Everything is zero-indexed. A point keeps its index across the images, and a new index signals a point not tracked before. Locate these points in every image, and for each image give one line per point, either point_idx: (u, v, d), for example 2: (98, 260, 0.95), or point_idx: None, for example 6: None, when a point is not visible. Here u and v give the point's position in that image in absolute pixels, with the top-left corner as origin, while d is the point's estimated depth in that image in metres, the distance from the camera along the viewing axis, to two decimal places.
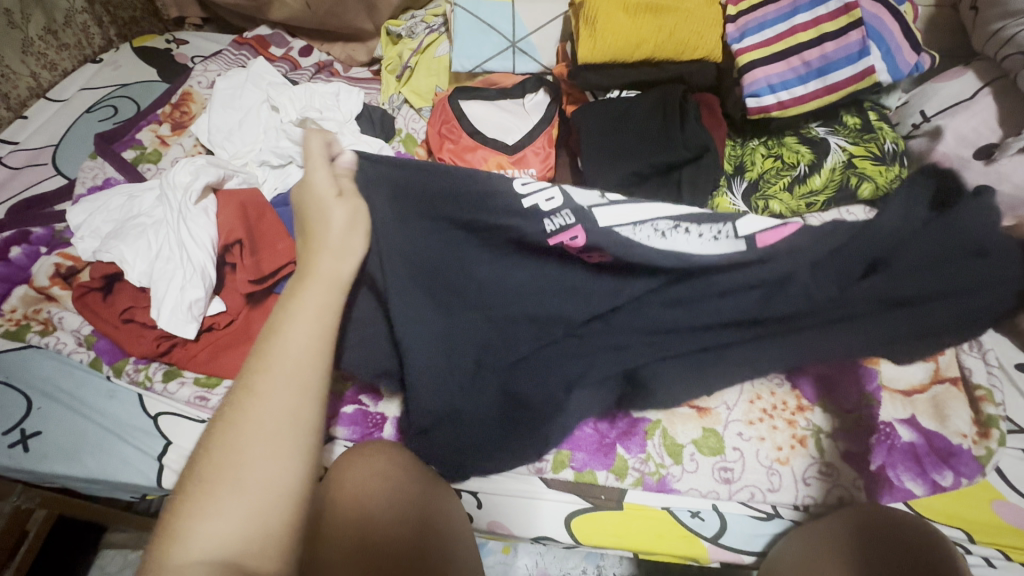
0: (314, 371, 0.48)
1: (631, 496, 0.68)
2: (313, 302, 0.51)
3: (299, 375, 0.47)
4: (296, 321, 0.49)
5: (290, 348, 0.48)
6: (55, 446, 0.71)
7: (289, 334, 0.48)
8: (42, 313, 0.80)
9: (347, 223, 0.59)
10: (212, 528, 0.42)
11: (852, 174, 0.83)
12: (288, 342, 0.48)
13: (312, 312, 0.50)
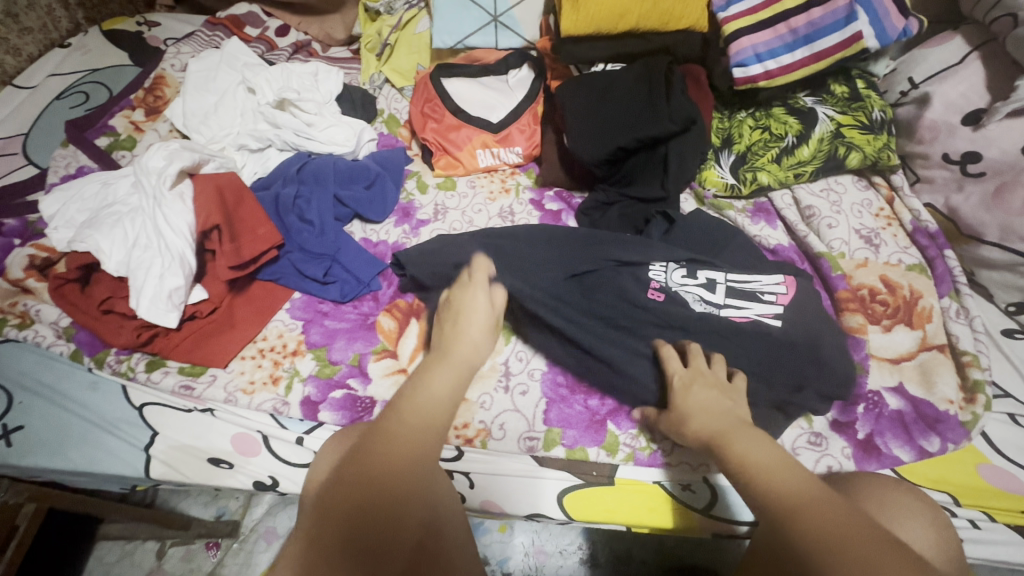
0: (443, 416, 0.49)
1: (622, 472, 0.68)
2: (450, 370, 0.54)
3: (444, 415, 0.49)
4: (424, 386, 0.51)
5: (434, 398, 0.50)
6: (38, 441, 0.70)
7: (437, 381, 0.52)
8: (18, 306, 0.78)
9: (484, 324, 0.61)
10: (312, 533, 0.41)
11: (840, 144, 0.83)
12: (439, 387, 0.51)
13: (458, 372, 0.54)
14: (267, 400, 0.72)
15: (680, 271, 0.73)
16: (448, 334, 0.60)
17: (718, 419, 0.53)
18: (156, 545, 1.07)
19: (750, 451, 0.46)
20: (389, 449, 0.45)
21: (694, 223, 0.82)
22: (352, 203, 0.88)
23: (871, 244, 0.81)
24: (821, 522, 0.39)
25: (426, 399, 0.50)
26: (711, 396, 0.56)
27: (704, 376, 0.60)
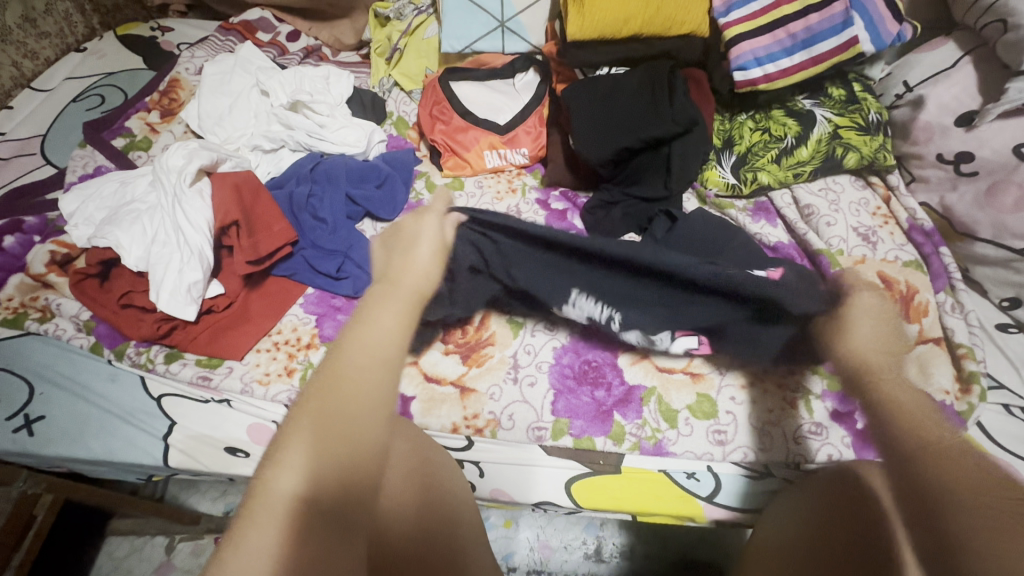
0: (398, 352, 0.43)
1: (628, 460, 0.69)
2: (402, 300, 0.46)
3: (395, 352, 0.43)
4: (385, 309, 0.45)
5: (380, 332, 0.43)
6: (59, 431, 0.72)
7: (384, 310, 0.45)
8: (39, 300, 0.80)
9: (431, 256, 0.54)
10: (295, 492, 0.37)
11: (838, 145, 0.86)
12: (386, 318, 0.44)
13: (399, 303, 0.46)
14: (282, 391, 0.74)
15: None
16: (390, 264, 0.52)
17: (878, 350, 0.53)
18: (166, 540, 1.09)
19: (896, 392, 0.49)
20: (352, 391, 0.40)
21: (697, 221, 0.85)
22: (363, 202, 0.91)
23: (868, 241, 0.83)
24: (967, 477, 0.44)
25: (389, 323, 0.44)
26: (880, 329, 0.56)
27: (866, 308, 0.58)
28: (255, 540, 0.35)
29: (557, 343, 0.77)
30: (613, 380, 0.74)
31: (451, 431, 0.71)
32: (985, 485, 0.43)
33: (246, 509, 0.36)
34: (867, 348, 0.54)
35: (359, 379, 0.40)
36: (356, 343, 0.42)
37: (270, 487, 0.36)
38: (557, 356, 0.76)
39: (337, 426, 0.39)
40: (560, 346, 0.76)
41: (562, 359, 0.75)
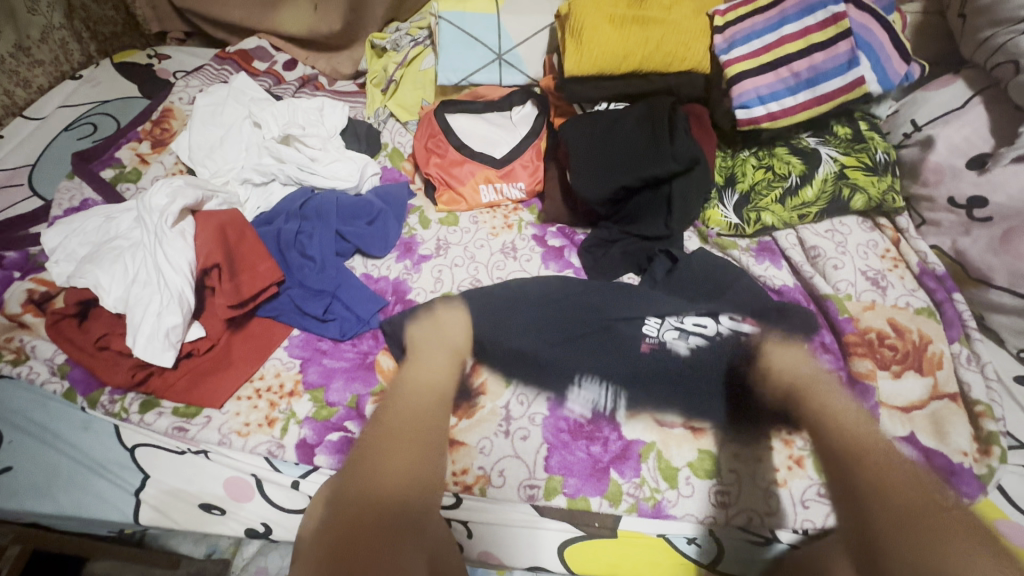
0: (432, 389, 0.71)
1: (625, 523, 0.65)
2: (428, 358, 0.74)
3: (426, 388, 0.71)
4: (423, 362, 0.74)
5: (418, 380, 0.72)
6: (27, 483, 0.68)
7: (423, 364, 0.74)
8: (13, 342, 0.77)
9: (456, 331, 0.76)
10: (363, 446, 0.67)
11: (844, 185, 0.83)
12: (423, 371, 0.73)
13: (432, 356, 0.75)
14: (262, 442, 0.70)
15: (671, 330, 0.73)
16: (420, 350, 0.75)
17: (806, 372, 0.70)
18: None
19: (837, 404, 0.67)
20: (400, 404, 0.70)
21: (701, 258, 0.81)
22: (353, 238, 0.88)
23: (877, 286, 0.80)
24: (899, 502, 0.55)
25: (423, 374, 0.73)
26: (789, 362, 0.70)
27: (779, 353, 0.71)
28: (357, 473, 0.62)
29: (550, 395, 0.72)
30: (610, 436, 0.69)
31: None
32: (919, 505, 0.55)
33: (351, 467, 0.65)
34: (790, 371, 0.70)
35: (407, 401, 0.70)
36: (412, 376, 0.73)
37: (348, 474, 0.62)
38: (551, 408, 0.71)
39: (382, 420, 0.68)
40: (554, 398, 0.72)
41: (557, 412, 0.71)
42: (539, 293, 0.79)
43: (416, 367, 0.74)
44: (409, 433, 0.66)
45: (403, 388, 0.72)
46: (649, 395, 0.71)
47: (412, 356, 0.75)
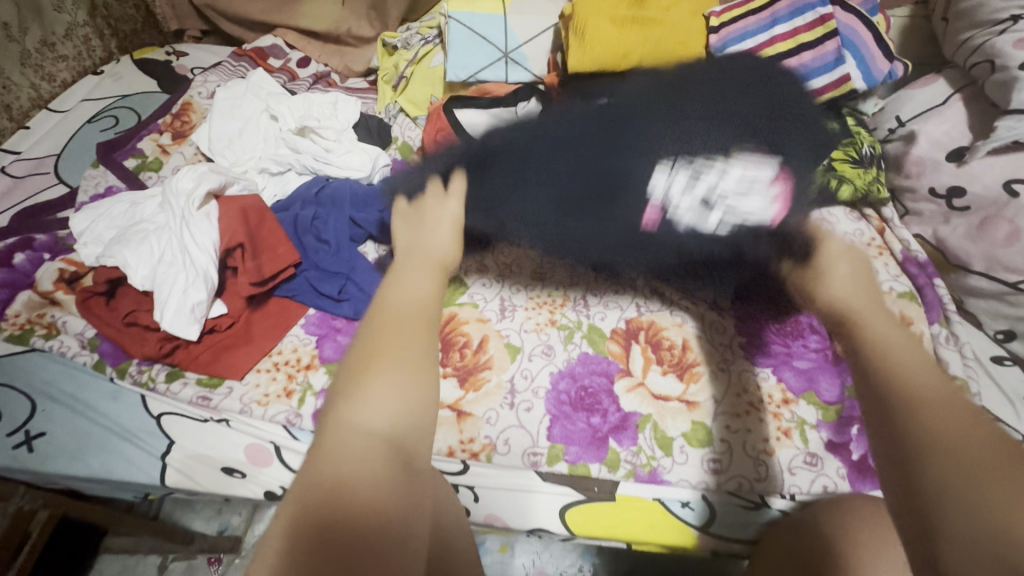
0: (431, 304, 0.57)
1: (623, 488, 0.69)
2: (417, 271, 0.61)
3: (426, 301, 0.56)
4: (415, 272, 0.60)
5: (407, 296, 0.56)
6: (59, 447, 0.73)
7: (412, 283, 0.58)
8: (46, 317, 0.82)
9: (448, 220, 0.66)
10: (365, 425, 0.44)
11: (833, 177, 0.86)
12: (411, 289, 0.57)
13: (420, 273, 0.60)
14: (281, 412, 0.74)
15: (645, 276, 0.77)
16: (413, 240, 0.66)
17: (858, 296, 0.54)
18: (159, 560, 1.10)
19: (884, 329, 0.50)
20: (404, 297, 0.56)
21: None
22: (366, 225, 0.92)
23: None
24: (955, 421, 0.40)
25: (417, 285, 0.58)
26: (858, 278, 0.56)
27: (836, 245, 0.60)
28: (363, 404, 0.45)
29: (554, 368, 0.77)
30: (609, 407, 0.74)
31: (447, 455, 0.72)
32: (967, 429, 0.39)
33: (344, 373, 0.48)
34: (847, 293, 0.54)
35: (404, 305, 0.55)
36: (396, 297, 0.56)
37: (342, 420, 0.44)
38: (553, 382, 0.76)
39: (386, 303, 0.55)
40: (556, 371, 0.77)
41: (558, 385, 0.76)
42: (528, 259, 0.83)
43: (416, 258, 0.63)
44: (411, 337, 0.51)
45: (393, 296, 0.56)
46: None
47: (389, 279, 0.59)
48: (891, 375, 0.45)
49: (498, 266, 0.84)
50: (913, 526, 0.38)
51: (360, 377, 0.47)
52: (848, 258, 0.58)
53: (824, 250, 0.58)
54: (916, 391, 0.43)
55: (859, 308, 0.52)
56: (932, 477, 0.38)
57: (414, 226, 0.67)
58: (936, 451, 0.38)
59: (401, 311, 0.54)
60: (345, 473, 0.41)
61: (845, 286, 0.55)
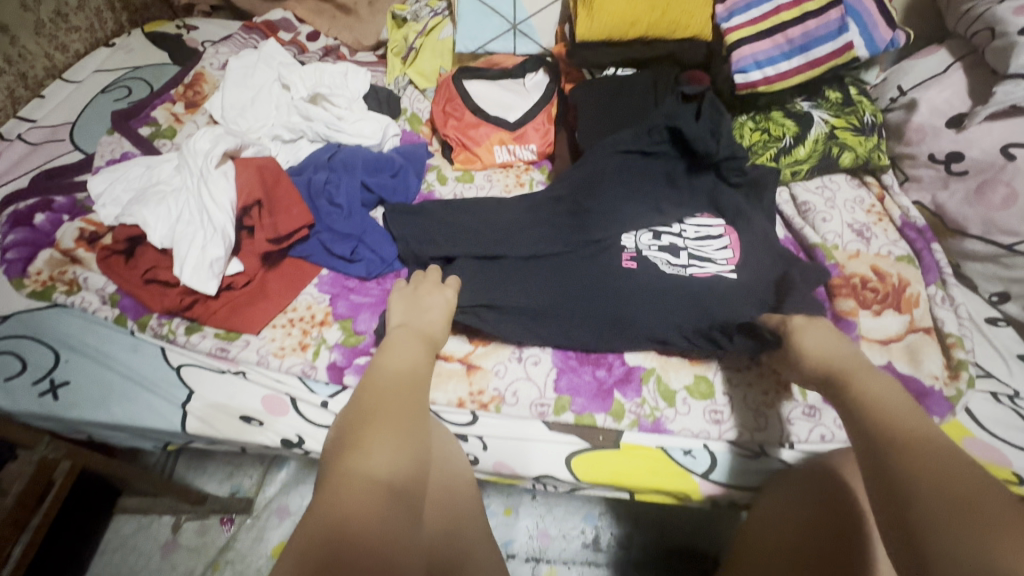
0: (423, 373, 0.60)
1: (627, 436, 0.72)
2: (410, 342, 0.64)
3: (419, 370, 0.60)
4: (407, 344, 0.64)
5: (399, 364, 0.59)
6: (83, 395, 0.75)
7: (402, 351, 0.62)
8: (68, 274, 0.84)
9: (440, 309, 0.72)
10: (369, 470, 0.45)
11: (834, 145, 0.90)
12: (402, 357, 0.61)
13: (411, 345, 0.64)
14: (296, 364, 0.77)
15: (648, 235, 0.84)
16: (408, 316, 0.71)
17: (841, 363, 0.59)
18: (172, 520, 1.12)
19: (867, 387, 0.53)
20: (400, 364, 0.59)
21: (699, 186, 0.89)
22: (378, 189, 0.95)
23: (862, 237, 0.87)
24: (927, 462, 0.42)
25: (410, 355, 0.62)
26: (824, 340, 0.63)
27: (801, 322, 0.67)
28: (367, 448, 0.47)
29: None
30: (614, 362, 0.77)
31: (456, 406, 0.74)
32: (936, 467, 0.41)
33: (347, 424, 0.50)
34: (826, 360, 0.60)
35: (401, 370, 0.58)
36: (389, 364, 0.60)
37: (345, 467, 0.45)
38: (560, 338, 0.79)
39: (383, 370, 0.58)
40: None
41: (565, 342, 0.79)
42: (532, 221, 0.87)
43: (410, 330, 0.67)
44: (409, 398, 0.54)
45: (388, 363, 0.60)
46: (653, 294, 0.77)
47: (382, 350, 0.63)
48: (875, 429, 0.48)
49: (507, 229, 0.86)
50: (906, 558, 0.39)
51: (360, 430, 0.48)
52: (833, 333, 0.65)
53: (791, 331, 0.67)
54: (896, 436, 0.46)
55: (853, 369, 0.56)
56: (924, 503, 0.40)
57: (404, 304, 0.73)
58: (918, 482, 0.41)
59: (393, 378, 0.56)
60: (347, 508, 0.41)
61: (819, 350, 0.62)
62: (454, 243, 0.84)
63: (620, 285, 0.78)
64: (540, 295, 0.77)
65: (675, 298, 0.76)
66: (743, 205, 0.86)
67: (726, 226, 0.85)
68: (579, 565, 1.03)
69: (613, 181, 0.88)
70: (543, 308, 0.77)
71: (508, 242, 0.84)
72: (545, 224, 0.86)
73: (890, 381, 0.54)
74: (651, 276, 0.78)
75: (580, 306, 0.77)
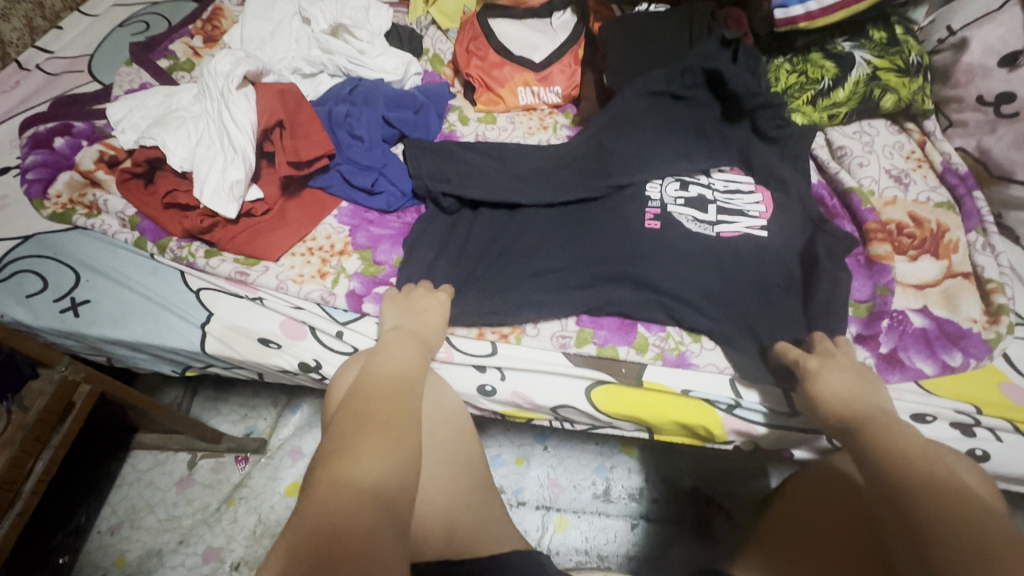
0: (421, 373, 0.55)
1: (650, 375, 0.71)
2: (406, 342, 0.60)
3: (415, 370, 0.55)
4: (402, 343, 0.59)
5: (393, 363, 0.55)
6: (104, 314, 0.75)
7: (397, 349, 0.58)
8: (88, 197, 0.84)
9: (436, 312, 0.68)
10: (356, 478, 0.40)
11: (876, 87, 0.86)
12: (396, 355, 0.56)
13: (408, 345, 0.59)
14: (315, 290, 0.77)
15: (674, 185, 0.82)
16: (403, 319, 0.66)
17: (861, 402, 0.53)
18: (188, 457, 1.12)
19: (890, 429, 0.47)
20: (393, 363, 0.54)
21: (732, 136, 0.85)
22: (399, 124, 0.92)
23: (900, 183, 0.83)
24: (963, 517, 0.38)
25: (406, 353, 0.57)
26: (849, 378, 0.57)
27: (848, 361, 0.61)
28: (357, 454, 0.42)
29: None
30: None
31: (477, 337, 0.74)
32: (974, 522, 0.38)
33: (336, 428, 0.45)
34: (843, 395, 0.55)
35: (394, 370, 0.53)
36: (381, 364, 0.54)
37: (334, 477, 0.40)
38: None
39: (373, 369, 0.53)
40: None
41: None
42: (557, 164, 0.85)
43: (404, 332, 0.62)
44: (403, 399, 0.49)
45: (381, 361, 0.55)
46: (678, 237, 0.76)
47: (377, 349, 0.58)
48: (895, 469, 0.43)
49: (531, 170, 0.84)
50: None
51: (350, 436, 0.44)
52: (858, 373, 0.58)
53: (806, 372, 0.60)
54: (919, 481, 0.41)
55: (869, 414, 0.51)
56: (949, 557, 0.37)
57: (393, 307, 0.69)
58: (952, 535, 0.37)
59: (388, 385, 0.50)
60: (334, 522, 0.36)
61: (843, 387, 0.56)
62: (469, 185, 0.81)
63: (639, 236, 0.77)
64: (567, 242, 0.78)
65: (701, 244, 0.75)
66: (774, 153, 0.84)
67: (757, 183, 0.82)
68: (589, 515, 1.03)
69: (642, 124, 0.85)
70: (563, 257, 0.76)
71: (532, 182, 0.83)
72: (571, 166, 0.84)
73: (916, 432, 0.47)
74: (675, 227, 0.77)
75: (606, 255, 0.76)
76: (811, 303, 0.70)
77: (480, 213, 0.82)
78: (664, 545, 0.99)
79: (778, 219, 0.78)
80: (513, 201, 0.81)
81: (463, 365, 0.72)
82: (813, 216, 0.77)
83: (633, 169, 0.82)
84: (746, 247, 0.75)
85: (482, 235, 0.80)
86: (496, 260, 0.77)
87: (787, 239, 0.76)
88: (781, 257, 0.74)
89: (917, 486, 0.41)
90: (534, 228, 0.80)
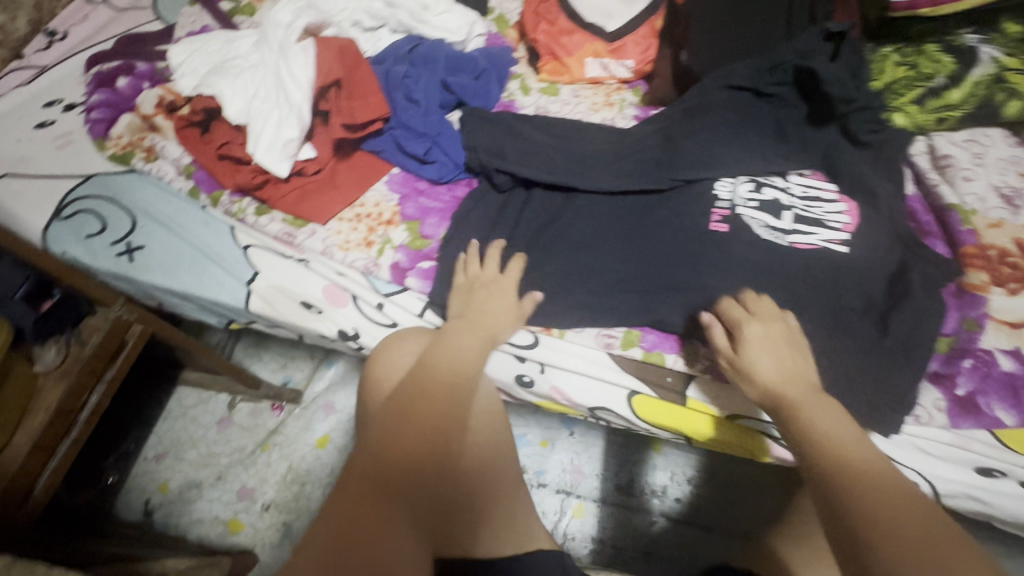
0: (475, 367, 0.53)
1: (695, 392, 0.67)
2: (465, 329, 0.58)
3: (471, 361, 0.53)
4: (464, 331, 0.57)
5: (451, 352, 0.53)
6: (157, 260, 0.76)
7: (459, 337, 0.56)
8: (147, 141, 0.84)
9: (505, 303, 0.64)
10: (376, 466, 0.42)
11: (1000, 89, 0.75)
12: (457, 343, 0.55)
13: (467, 332, 0.57)
14: (360, 259, 0.75)
15: (747, 186, 0.75)
16: (469, 302, 0.64)
17: (790, 378, 0.52)
18: (228, 399, 1.16)
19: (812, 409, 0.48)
20: (451, 352, 0.53)
21: (814, 141, 0.77)
22: (458, 90, 0.88)
23: (1010, 204, 0.73)
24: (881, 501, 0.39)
25: (466, 342, 0.55)
26: (778, 352, 0.54)
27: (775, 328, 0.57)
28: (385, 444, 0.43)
29: None
30: None
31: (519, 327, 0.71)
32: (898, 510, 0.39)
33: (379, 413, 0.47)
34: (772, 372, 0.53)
35: (449, 359, 0.52)
36: (441, 351, 0.53)
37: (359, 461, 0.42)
38: None
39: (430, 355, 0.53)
40: None
41: None
42: (622, 149, 0.79)
43: (468, 319, 0.60)
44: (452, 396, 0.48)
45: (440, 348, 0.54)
46: (744, 242, 0.70)
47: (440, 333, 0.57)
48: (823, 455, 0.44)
49: (592, 153, 0.79)
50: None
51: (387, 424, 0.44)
52: (782, 342, 0.56)
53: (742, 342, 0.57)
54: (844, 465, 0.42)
55: (802, 394, 0.50)
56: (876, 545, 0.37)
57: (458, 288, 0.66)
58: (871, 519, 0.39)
59: (445, 375, 0.50)
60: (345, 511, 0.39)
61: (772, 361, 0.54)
62: (526, 164, 0.77)
63: (700, 237, 0.71)
64: (623, 234, 0.74)
65: (770, 253, 0.69)
66: (866, 158, 0.75)
67: (841, 192, 0.74)
68: (609, 505, 1.02)
69: (718, 116, 0.78)
70: (616, 253, 0.72)
71: (593, 166, 0.78)
72: (635, 153, 0.79)
73: (837, 410, 0.48)
74: (742, 230, 0.71)
75: (662, 254, 0.71)
76: (887, 333, 0.64)
77: (535, 194, 0.78)
78: (682, 546, 0.98)
79: (862, 233, 0.70)
80: (571, 185, 0.76)
81: (504, 352, 0.71)
82: (902, 234, 0.70)
83: (701, 161, 0.75)
84: (820, 261, 0.68)
85: (535, 220, 0.76)
86: (545, 246, 0.74)
87: (871, 259, 0.68)
88: (860, 275, 0.67)
89: (833, 468, 0.42)
90: (588, 216, 0.75)
